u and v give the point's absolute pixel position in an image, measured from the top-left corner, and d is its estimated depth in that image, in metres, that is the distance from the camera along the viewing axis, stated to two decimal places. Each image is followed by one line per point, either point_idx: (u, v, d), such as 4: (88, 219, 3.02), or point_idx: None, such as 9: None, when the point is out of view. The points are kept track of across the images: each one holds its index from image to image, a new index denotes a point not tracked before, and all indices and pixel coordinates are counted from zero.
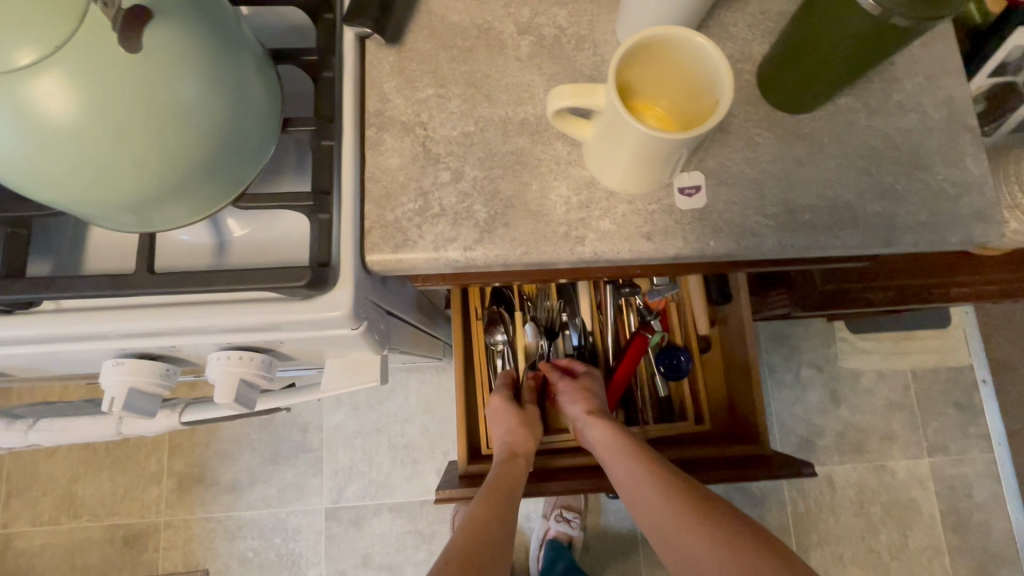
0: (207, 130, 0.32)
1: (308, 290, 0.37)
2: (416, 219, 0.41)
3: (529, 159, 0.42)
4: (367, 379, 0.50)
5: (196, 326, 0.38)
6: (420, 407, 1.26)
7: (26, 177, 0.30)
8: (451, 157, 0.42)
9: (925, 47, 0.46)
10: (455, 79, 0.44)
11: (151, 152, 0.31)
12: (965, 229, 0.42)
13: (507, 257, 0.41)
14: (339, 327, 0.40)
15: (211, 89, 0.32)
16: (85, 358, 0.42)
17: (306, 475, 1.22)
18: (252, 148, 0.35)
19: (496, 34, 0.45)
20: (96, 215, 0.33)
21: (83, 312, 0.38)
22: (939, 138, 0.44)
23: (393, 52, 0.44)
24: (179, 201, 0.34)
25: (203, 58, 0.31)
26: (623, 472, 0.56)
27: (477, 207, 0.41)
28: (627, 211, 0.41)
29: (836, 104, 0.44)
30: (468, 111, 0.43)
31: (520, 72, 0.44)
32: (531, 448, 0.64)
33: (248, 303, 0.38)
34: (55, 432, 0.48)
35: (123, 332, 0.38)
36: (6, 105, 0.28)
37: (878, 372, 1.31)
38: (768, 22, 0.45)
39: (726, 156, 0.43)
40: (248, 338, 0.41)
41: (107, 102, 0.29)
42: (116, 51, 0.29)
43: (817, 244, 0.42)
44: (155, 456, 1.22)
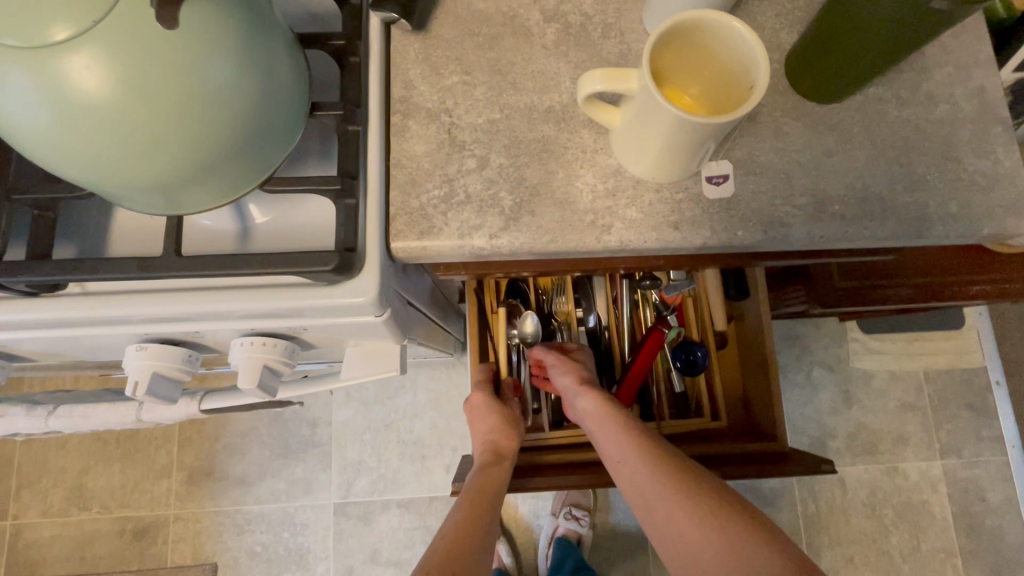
0: (238, 111, 0.32)
1: (335, 275, 0.37)
2: (441, 206, 0.41)
3: (555, 146, 0.42)
4: (387, 369, 0.49)
5: (221, 310, 0.38)
6: (429, 403, 1.26)
7: (55, 155, 0.30)
8: (477, 144, 0.42)
9: (955, 38, 0.45)
10: (480, 66, 0.43)
11: (179, 129, 0.30)
12: (997, 221, 0.42)
13: (533, 244, 0.40)
14: (363, 314, 0.40)
15: (244, 70, 0.32)
16: (108, 342, 0.42)
17: (314, 470, 1.22)
18: (281, 132, 0.35)
19: (521, 21, 0.44)
20: (125, 195, 0.33)
21: (109, 295, 0.38)
22: (970, 129, 0.43)
23: (419, 39, 0.44)
24: (207, 183, 0.33)
25: (237, 38, 0.31)
26: (610, 446, 0.55)
27: (502, 194, 0.41)
28: (654, 200, 0.41)
29: (865, 94, 0.44)
30: (494, 99, 0.43)
31: (546, 60, 0.44)
32: (513, 449, 0.64)
33: (274, 288, 0.38)
34: (76, 418, 0.48)
35: (149, 315, 0.38)
36: (42, 82, 0.28)
37: (890, 373, 1.30)
38: (796, 11, 0.45)
39: (754, 145, 0.42)
40: (272, 324, 0.41)
41: (141, 80, 0.29)
42: (153, 30, 0.29)
43: (847, 235, 0.41)
44: (165, 450, 1.22)
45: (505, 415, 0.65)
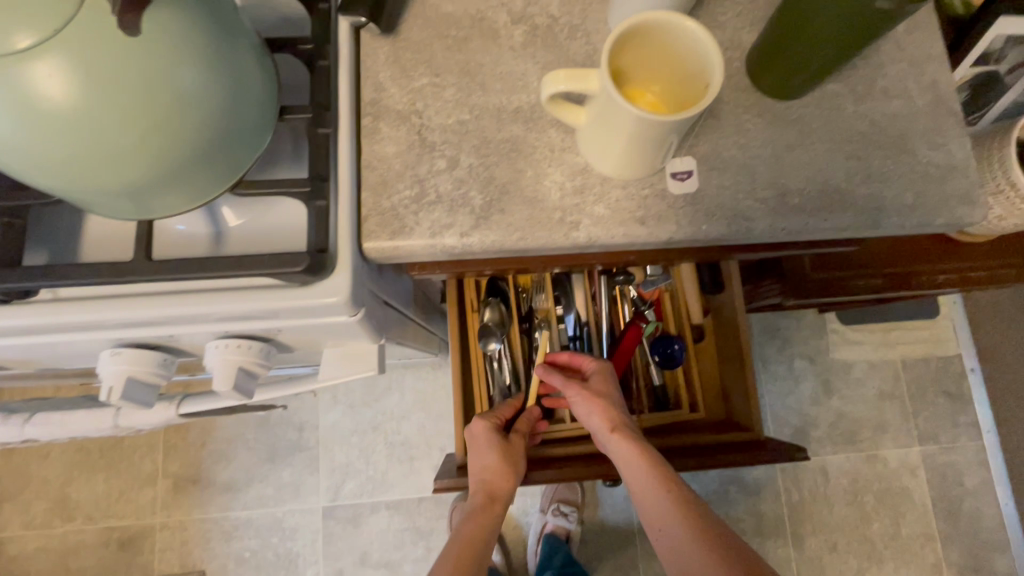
0: (206, 115, 0.32)
1: (307, 276, 0.37)
2: (412, 206, 0.41)
3: (524, 146, 0.43)
4: (365, 368, 0.50)
5: (193, 311, 0.38)
6: (416, 404, 1.26)
7: (22, 161, 0.30)
8: (447, 145, 0.42)
9: (909, 34, 0.47)
10: (450, 68, 0.44)
11: (148, 134, 0.31)
12: (950, 211, 0.43)
13: (504, 242, 0.41)
14: (337, 314, 0.40)
15: (211, 74, 0.32)
16: (83, 348, 0.42)
17: (302, 474, 1.22)
18: (250, 134, 0.36)
19: (489, 23, 0.45)
20: (94, 200, 0.33)
21: (81, 300, 0.38)
22: (924, 122, 0.45)
23: (388, 42, 0.44)
24: (178, 186, 0.34)
25: (203, 42, 0.32)
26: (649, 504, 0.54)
27: (472, 193, 0.42)
28: (621, 196, 0.42)
29: (824, 91, 0.45)
30: (463, 100, 0.43)
31: (514, 61, 0.44)
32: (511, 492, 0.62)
33: (248, 290, 0.38)
34: (52, 425, 0.48)
35: (122, 319, 0.38)
36: (5, 89, 0.28)
37: (869, 363, 1.33)
38: (756, 11, 0.46)
39: (717, 141, 0.43)
40: (246, 326, 0.41)
41: (107, 86, 0.29)
42: (116, 35, 0.29)
43: (807, 227, 0.43)
44: (150, 458, 1.21)
45: (508, 454, 0.63)
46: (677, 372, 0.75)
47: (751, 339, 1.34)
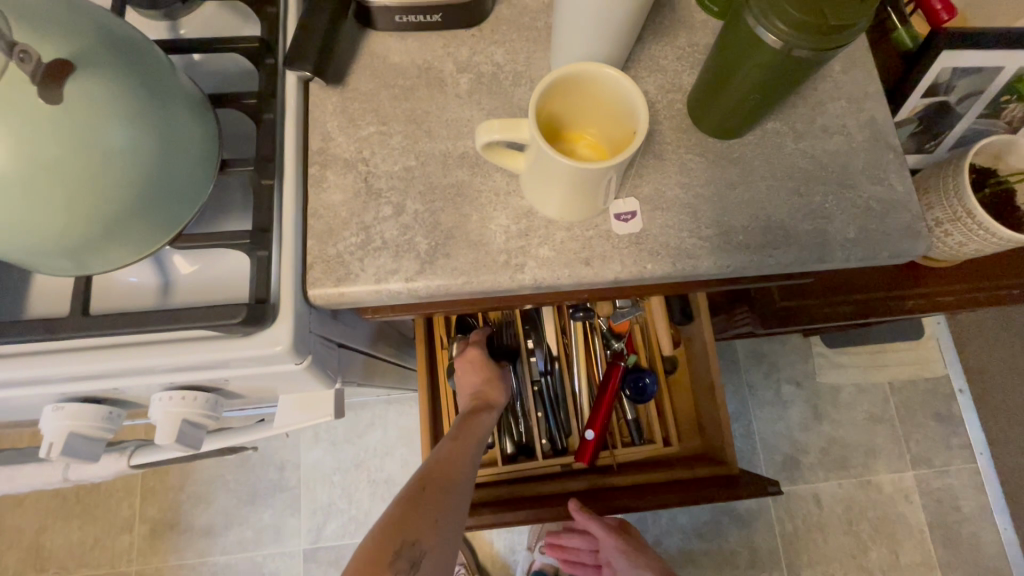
0: (139, 175, 0.33)
1: (245, 328, 0.37)
2: (358, 253, 0.42)
3: (469, 190, 0.43)
4: (320, 415, 0.49)
5: (129, 366, 0.38)
6: (400, 439, 1.25)
7: None
8: (393, 192, 0.43)
9: (846, 73, 0.48)
10: (397, 116, 0.45)
11: (79, 197, 0.31)
12: (894, 244, 0.44)
13: (450, 286, 0.41)
14: (282, 362, 0.40)
15: (141, 135, 0.32)
16: (30, 404, 0.42)
17: (284, 516, 1.20)
18: (189, 189, 0.36)
19: (436, 73, 0.47)
20: (28, 260, 0.34)
21: (19, 357, 0.38)
22: (864, 157, 0.46)
23: (336, 93, 0.46)
24: (114, 243, 0.34)
25: (133, 103, 0.32)
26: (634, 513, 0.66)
27: (418, 238, 0.42)
28: (566, 238, 0.42)
29: (764, 129, 0.46)
30: (410, 147, 0.44)
31: (460, 109, 0.45)
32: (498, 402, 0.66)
33: (188, 342, 0.38)
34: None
35: (62, 375, 0.38)
36: None
37: (856, 387, 1.32)
38: (696, 54, 0.48)
39: (660, 181, 0.44)
40: (190, 378, 0.41)
41: (31, 153, 0.29)
42: (37, 105, 0.29)
43: (752, 264, 0.43)
44: (128, 504, 1.19)
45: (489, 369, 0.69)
46: (649, 406, 0.75)
47: (737, 364, 1.33)
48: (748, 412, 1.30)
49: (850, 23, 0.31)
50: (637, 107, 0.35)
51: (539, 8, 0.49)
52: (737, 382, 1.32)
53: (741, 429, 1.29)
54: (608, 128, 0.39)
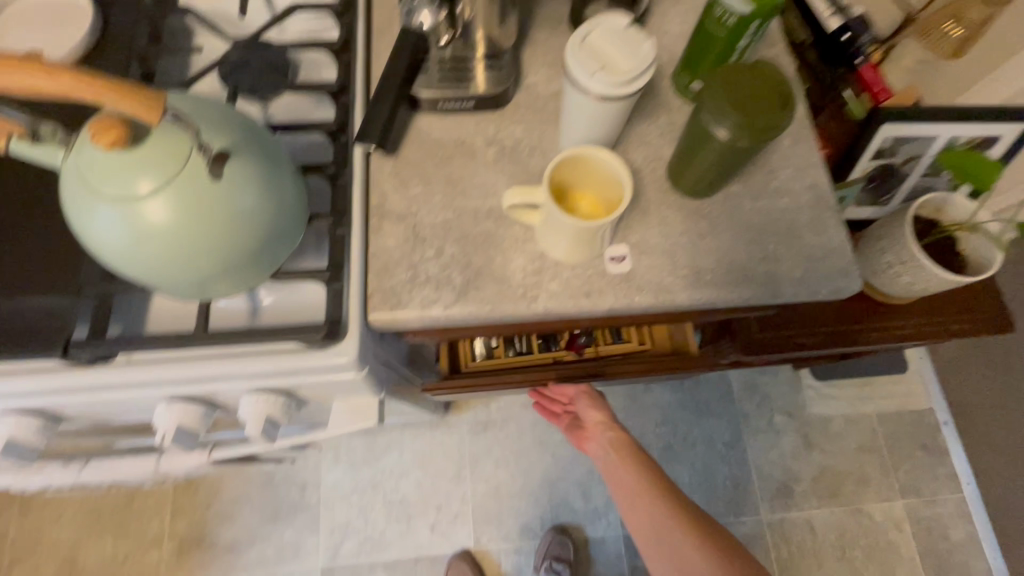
0: (261, 229, 0.45)
1: (324, 341, 0.49)
2: (408, 286, 0.53)
3: (494, 238, 0.55)
4: (366, 420, 0.60)
5: (230, 371, 0.49)
6: (414, 462, 1.33)
7: (126, 261, 0.42)
8: (435, 238, 0.55)
9: (794, 146, 0.60)
10: (438, 179, 0.58)
11: (221, 244, 0.43)
12: (833, 282, 0.55)
13: (480, 313, 0.53)
14: (346, 371, 0.51)
15: (267, 201, 0.45)
16: (142, 404, 0.52)
17: (304, 533, 1.27)
18: (289, 237, 0.48)
19: (469, 145, 0.59)
20: (168, 285, 0.45)
21: (146, 364, 0.48)
22: (809, 214, 0.57)
23: (391, 161, 0.58)
24: (232, 275, 0.46)
25: (263, 178, 0.44)
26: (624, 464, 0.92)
27: (454, 275, 0.54)
28: (571, 275, 0.54)
29: (728, 191, 0.58)
30: (448, 203, 0.57)
31: (488, 174, 0.58)
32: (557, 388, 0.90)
33: (276, 353, 0.49)
34: (104, 468, 0.58)
35: (177, 378, 0.49)
36: (127, 217, 0.40)
37: (845, 417, 1.40)
38: (674, 131, 0.60)
39: (645, 231, 0.56)
40: (272, 383, 0.51)
41: (197, 215, 0.41)
42: (205, 181, 0.41)
43: (719, 297, 0.54)
44: (159, 520, 1.27)
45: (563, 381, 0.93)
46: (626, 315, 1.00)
47: (731, 395, 1.41)
48: (743, 440, 1.38)
49: (775, 127, 0.45)
50: (623, 177, 0.48)
51: (550, 95, 0.62)
52: (732, 412, 1.40)
53: (736, 457, 1.36)
54: (591, 191, 0.51)
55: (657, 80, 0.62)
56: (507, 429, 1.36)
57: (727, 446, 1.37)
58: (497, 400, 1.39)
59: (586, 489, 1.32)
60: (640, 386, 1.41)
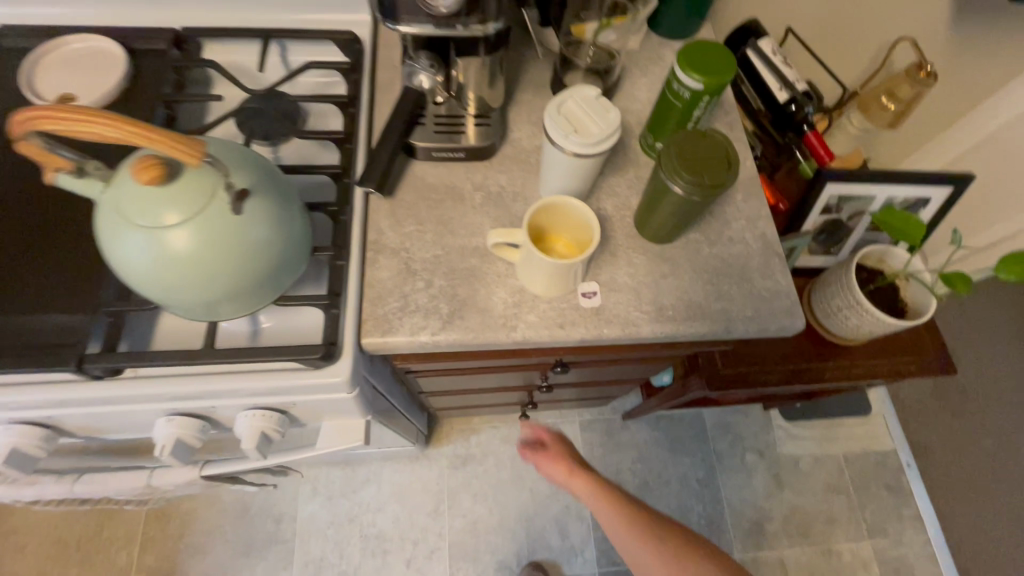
0: (270, 259, 0.50)
1: (320, 361, 0.53)
2: (398, 313, 0.59)
3: (478, 272, 0.61)
4: (352, 440, 0.63)
5: (231, 388, 0.53)
6: (393, 495, 1.33)
7: (145, 281, 0.47)
8: (425, 271, 0.61)
9: (746, 200, 0.69)
10: (430, 219, 0.64)
11: (232, 270, 0.48)
12: (780, 320, 0.62)
13: (463, 339, 0.58)
14: (338, 390, 0.55)
15: (278, 234, 0.50)
16: (143, 418, 0.56)
17: (276, 568, 1.25)
18: (293, 267, 0.53)
19: (458, 190, 0.66)
20: (179, 306, 0.50)
21: (153, 378, 0.52)
22: (758, 260, 0.65)
23: (387, 201, 0.65)
24: (238, 298, 0.51)
25: (277, 213, 0.50)
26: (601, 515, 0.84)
27: (441, 304, 0.59)
28: (547, 307, 0.60)
29: (688, 238, 0.65)
30: (438, 241, 0.63)
31: (475, 216, 0.65)
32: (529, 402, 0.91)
33: (275, 372, 0.53)
34: (97, 483, 0.60)
35: (181, 393, 0.53)
36: (152, 243, 0.45)
37: (813, 457, 1.45)
38: (641, 184, 0.68)
39: (614, 270, 0.62)
40: (269, 400, 0.55)
41: (214, 244, 0.46)
42: (226, 215, 0.46)
43: (679, 331, 0.60)
44: (127, 552, 1.24)
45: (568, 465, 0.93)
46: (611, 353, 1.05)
47: (704, 434, 1.46)
48: (716, 479, 1.41)
49: (720, 185, 0.52)
50: (592, 223, 0.55)
51: (532, 148, 0.70)
52: (705, 450, 1.44)
53: (709, 494, 1.40)
54: (563, 236, 0.58)
55: (626, 139, 0.71)
56: (486, 464, 1.38)
57: (701, 483, 1.41)
58: (477, 434, 1.41)
59: (563, 525, 1.34)
60: (617, 423, 1.45)
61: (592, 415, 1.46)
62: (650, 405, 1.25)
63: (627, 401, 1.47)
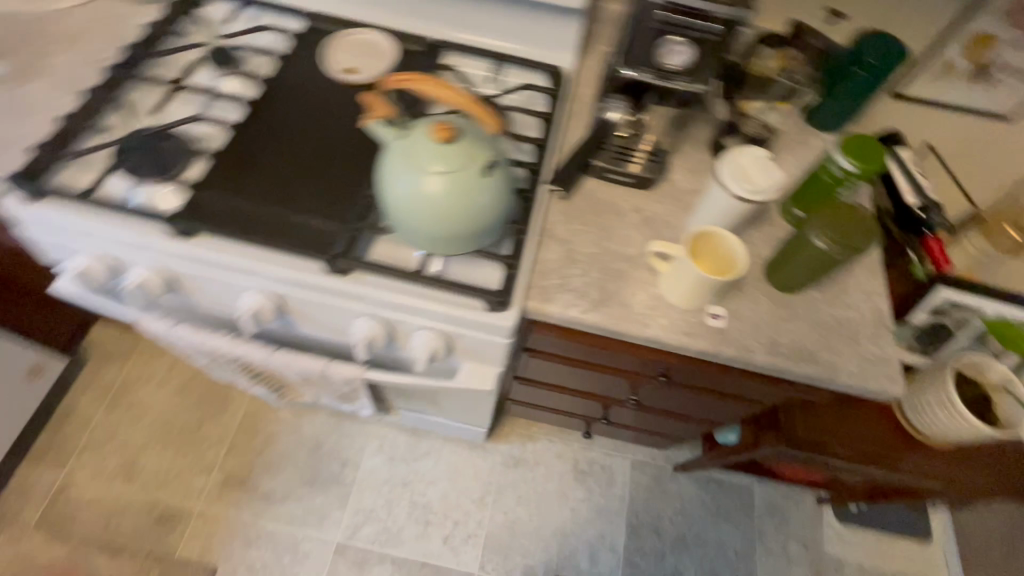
0: (488, 218, 0.65)
1: (494, 305, 0.67)
2: (557, 290, 0.71)
3: (625, 275, 0.73)
4: (482, 384, 0.77)
5: (425, 306, 0.67)
6: (446, 473, 1.43)
7: (401, 210, 0.64)
8: (582, 263, 0.74)
9: (867, 277, 0.77)
10: (592, 224, 0.78)
11: (461, 218, 0.63)
12: (880, 384, 0.69)
13: (604, 323, 0.70)
14: (497, 334, 0.69)
15: (499, 201, 0.65)
16: (347, 314, 0.72)
17: (331, 506, 1.37)
18: (496, 231, 0.68)
19: (619, 208, 0.79)
20: (412, 234, 0.66)
21: (372, 282, 0.68)
22: (869, 329, 0.73)
23: (561, 201, 0.79)
24: (453, 241, 0.66)
25: (503, 185, 0.65)
26: None
27: (591, 292, 0.72)
28: (677, 318, 0.71)
29: (808, 294, 0.75)
30: (597, 243, 0.76)
31: (629, 231, 0.77)
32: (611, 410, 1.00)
33: (459, 304, 0.68)
34: (288, 356, 0.77)
35: (388, 300, 0.68)
36: (420, 182, 0.61)
37: (860, 567, 1.41)
38: (774, 240, 0.79)
39: (739, 303, 0.73)
40: (444, 326, 0.70)
41: (459, 194, 0.62)
42: (474, 176, 0.62)
43: (787, 368, 0.69)
44: (215, 452, 1.41)
45: None
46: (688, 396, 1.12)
47: (752, 509, 1.46)
48: (754, 556, 1.41)
49: (860, 244, 0.65)
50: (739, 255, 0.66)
51: (686, 189, 0.82)
52: (749, 525, 1.44)
53: (743, 569, 1.40)
54: (710, 261, 0.69)
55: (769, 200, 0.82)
56: (536, 471, 1.45)
57: (737, 555, 1.41)
58: (534, 441, 1.48)
59: (594, 552, 1.38)
60: (668, 471, 1.48)
61: (645, 456, 1.49)
62: (708, 460, 1.29)
63: (682, 453, 1.50)
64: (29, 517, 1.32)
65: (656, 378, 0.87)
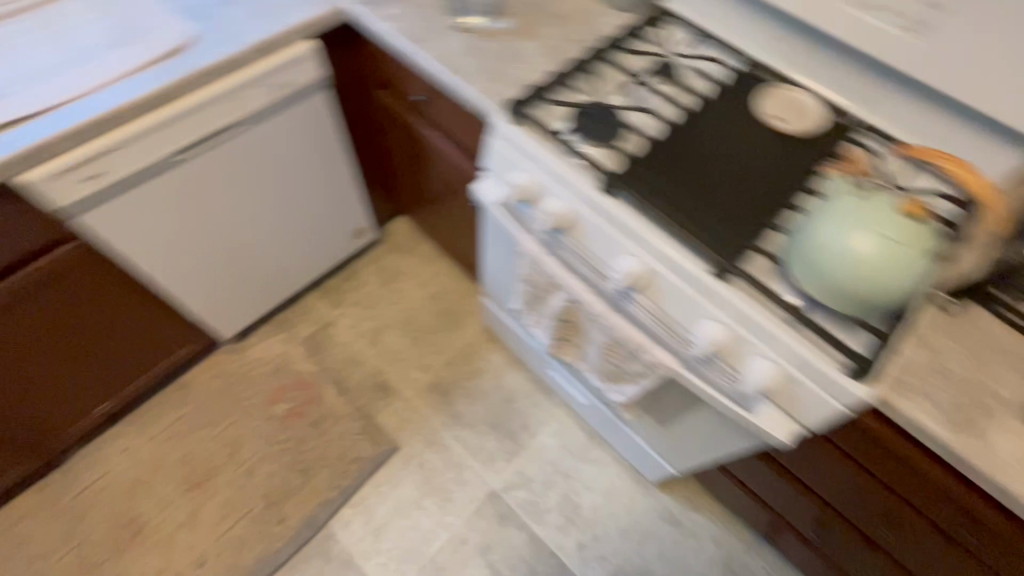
0: (896, 294, 0.67)
1: (854, 372, 0.69)
2: (915, 391, 0.69)
3: (994, 414, 0.68)
4: (783, 435, 0.78)
5: (787, 341, 0.72)
6: (605, 489, 1.46)
7: (815, 254, 0.70)
8: (950, 381, 0.70)
9: None
10: (970, 348, 0.73)
11: (874, 283, 0.67)
12: None
13: (961, 449, 0.66)
14: (842, 399, 0.70)
15: (913, 286, 0.67)
16: (699, 313, 0.79)
17: (501, 455, 1.51)
18: (889, 311, 0.70)
19: (1008, 346, 0.73)
20: (809, 279, 0.71)
21: (745, 297, 0.75)
22: None
23: (943, 311, 0.76)
24: (846, 301, 0.70)
25: (923, 274, 0.68)
26: None
27: (952, 413, 0.68)
28: None
29: None
30: (972, 369, 0.71)
31: (1014, 374, 0.71)
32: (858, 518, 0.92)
33: (819, 355, 0.71)
34: (622, 322, 0.87)
35: (754, 319, 0.74)
36: (851, 237, 0.67)
37: None
38: None
39: None
40: (790, 366, 0.73)
41: (884, 262, 0.66)
42: (905, 254, 0.66)
43: None
44: (437, 359, 1.65)
45: None
46: None
47: None
48: None
49: None
50: None
51: None
52: None
53: None
54: None
55: None
56: (688, 542, 1.40)
57: None
58: (698, 513, 1.44)
59: None
60: None
61: None
62: None
63: None
64: (303, 331, 1.68)
65: (926, 513, 0.80)
